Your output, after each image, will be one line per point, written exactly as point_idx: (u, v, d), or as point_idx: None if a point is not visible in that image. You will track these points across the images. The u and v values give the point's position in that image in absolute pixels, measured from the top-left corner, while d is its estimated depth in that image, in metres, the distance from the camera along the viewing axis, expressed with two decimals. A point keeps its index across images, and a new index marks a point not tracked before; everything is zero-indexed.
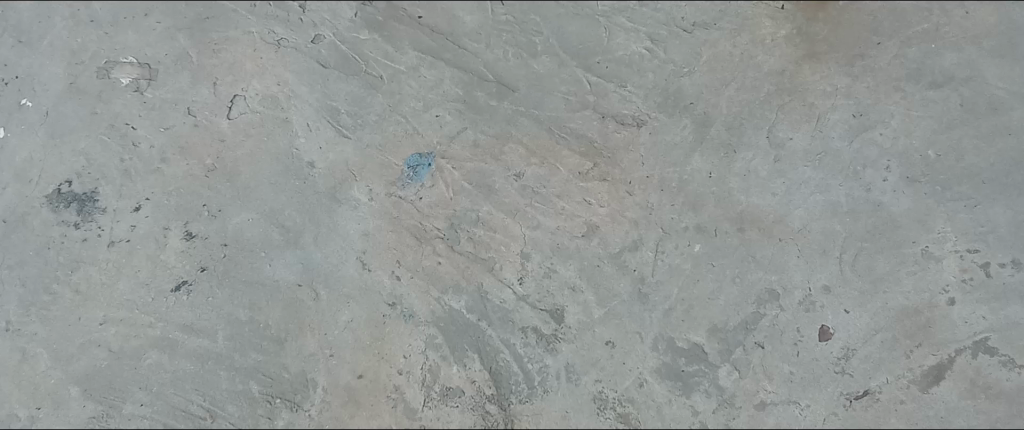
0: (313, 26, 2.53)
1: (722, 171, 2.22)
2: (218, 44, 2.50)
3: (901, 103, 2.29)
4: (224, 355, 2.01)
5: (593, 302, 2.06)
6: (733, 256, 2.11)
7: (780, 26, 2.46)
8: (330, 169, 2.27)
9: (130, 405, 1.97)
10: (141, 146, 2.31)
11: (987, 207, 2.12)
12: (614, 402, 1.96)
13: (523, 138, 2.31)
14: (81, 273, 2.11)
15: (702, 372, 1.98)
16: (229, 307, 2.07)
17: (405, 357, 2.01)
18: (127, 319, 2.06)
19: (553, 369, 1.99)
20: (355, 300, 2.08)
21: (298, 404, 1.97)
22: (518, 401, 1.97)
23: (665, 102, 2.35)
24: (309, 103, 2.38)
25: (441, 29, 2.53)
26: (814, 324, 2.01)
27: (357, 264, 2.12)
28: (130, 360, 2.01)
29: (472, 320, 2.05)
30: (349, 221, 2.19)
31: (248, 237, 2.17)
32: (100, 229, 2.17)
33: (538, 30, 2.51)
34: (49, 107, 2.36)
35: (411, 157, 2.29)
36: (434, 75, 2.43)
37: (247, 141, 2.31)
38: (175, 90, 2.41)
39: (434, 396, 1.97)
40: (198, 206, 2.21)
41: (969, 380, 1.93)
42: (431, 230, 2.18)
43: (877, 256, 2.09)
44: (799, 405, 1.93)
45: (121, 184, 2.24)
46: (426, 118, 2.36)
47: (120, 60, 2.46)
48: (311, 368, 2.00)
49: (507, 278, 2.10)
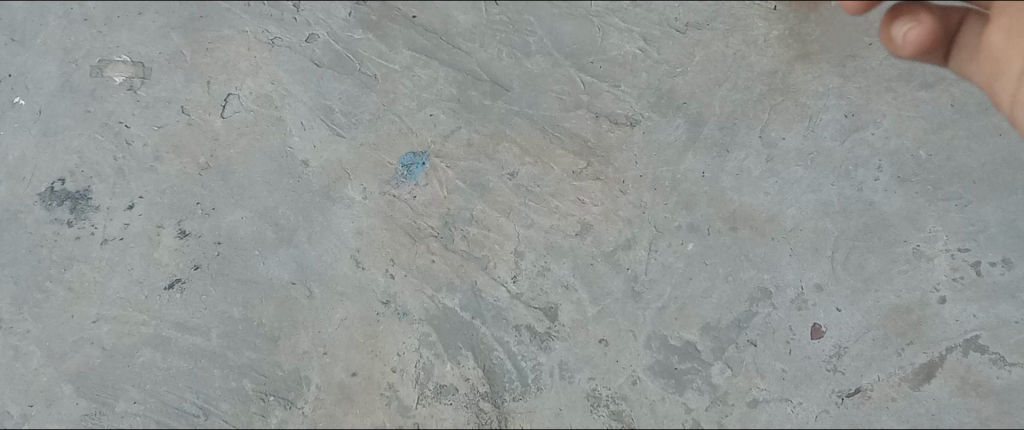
0: (308, 26, 2.54)
1: (715, 170, 2.24)
2: (213, 43, 2.50)
3: (892, 103, 2.30)
4: (218, 353, 2.01)
5: (586, 300, 2.07)
6: (727, 254, 2.12)
7: (772, 27, 2.47)
8: (324, 168, 2.27)
9: (123, 402, 1.95)
10: (135, 144, 2.31)
11: (978, 206, 2.14)
12: (607, 399, 1.96)
13: (516, 137, 2.32)
14: (74, 271, 2.11)
15: (694, 370, 1.99)
16: (223, 305, 2.07)
17: (399, 354, 2.01)
18: (120, 317, 2.05)
19: (547, 367, 1.99)
20: (349, 298, 2.08)
21: (291, 402, 1.96)
22: (512, 399, 1.96)
23: (658, 102, 2.36)
24: (304, 101, 2.39)
25: (436, 29, 2.53)
26: (806, 322, 2.03)
27: (351, 262, 2.13)
28: (123, 358, 2.00)
29: (467, 318, 2.05)
30: (343, 219, 2.19)
31: (243, 234, 2.17)
32: (93, 227, 2.17)
33: (532, 30, 2.52)
34: (42, 106, 2.36)
35: (406, 156, 2.30)
36: (428, 75, 2.43)
37: (241, 140, 2.32)
38: (169, 88, 2.41)
39: (428, 394, 1.96)
40: (193, 204, 2.21)
41: (961, 377, 1.94)
42: (426, 229, 2.18)
43: (869, 254, 2.10)
44: (791, 402, 1.94)
45: (114, 182, 2.24)
46: (420, 117, 2.36)
47: (114, 59, 2.46)
48: (305, 365, 2.00)
49: (501, 276, 2.11)
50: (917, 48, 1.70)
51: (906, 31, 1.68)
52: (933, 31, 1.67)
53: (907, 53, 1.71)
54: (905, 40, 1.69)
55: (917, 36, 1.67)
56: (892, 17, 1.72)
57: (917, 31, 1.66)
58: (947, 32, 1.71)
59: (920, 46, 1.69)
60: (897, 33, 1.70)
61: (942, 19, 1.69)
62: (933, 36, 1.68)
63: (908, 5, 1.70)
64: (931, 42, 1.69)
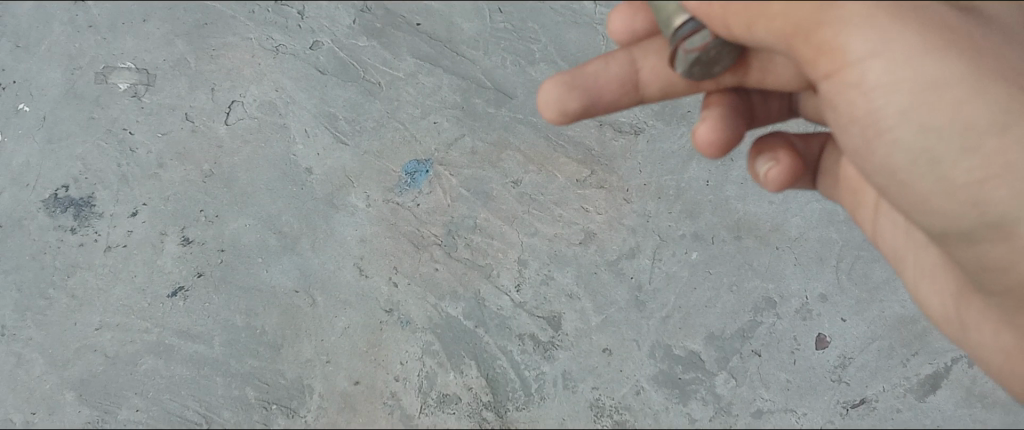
0: (312, 33, 2.54)
1: (719, 178, 2.24)
2: (217, 50, 2.50)
3: None
4: (220, 360, 2.00)
5: (590, 309, 2.07)
6: (731, 263, 2.11)
7: None
8: (328, 176, 2.27)
9: (125, 410, 1.94)
10: (139, 151, 2.31)
11: None
12: (611, 409, 1.95)
13: (520, 146, 2.31)
14: (77, 278, 2.11)
15: (698, 379, 1.98)
16: (225, 313, 2.06)
17: (402, 363, 2.00)
18: (122, 324, 2.05)
19: (550, 376, 1.99)
20: (352, 306, 2.08)
21: (293, 411, 1.94)
22: (515, 409, 1.95)
23: (662, 110, 2.37)
24: (308, 109, 2.39)
25: (440, 36, 2.53)
26: (811, 332, 2.02)
27: (354, 270, 2.13)
28: (126, 365, 1.99)
29: (470, 327, 2.05)
30: (347, 227, 2.19)
31: (246, 241, 2.17)
32: (97, 234, 2.17)
33: (536, 38, 2.53)
34: (46, 112, 2.37)
35: (409, 163, 2.29)
36: (432, 82, 2.43)
37: (245, 147, 2.32)
38: (173, 95, 2.41)
39: (431, 403, 1.95)
40: (196, 211, 2.21)
41: (966, 388, 1.94)
42: (429, 237, 2.18)
43: (873, 264, 2.10)
44: (796, 413, 1.93)
45: (118, 189, 2.24)
46: (424, 125, 2.36)
47: (119, 66, 2.46)
48: (307, 374, 1.99)
49: (505, 284, 2.10)
50: (783, 186, 1.42)
51: (766, 169, 1.40)
52: (797, 167, 1.40)
53: (772, 191, 1.43)
54: (768, 178, 1.40)
55: (781, 175, 1.39)
56: (753, 149, 1.43)
57: (778, 170, 1.39)
58: (808, 162, 1.55)
59: (786, 185, 1.41)
60: (757, 170, 1.42)
61: (802, 150, 1.53)
62: (797, 173, 1.41)
63: (767, 140, 1.42)
64: (796, 178, 1.43)
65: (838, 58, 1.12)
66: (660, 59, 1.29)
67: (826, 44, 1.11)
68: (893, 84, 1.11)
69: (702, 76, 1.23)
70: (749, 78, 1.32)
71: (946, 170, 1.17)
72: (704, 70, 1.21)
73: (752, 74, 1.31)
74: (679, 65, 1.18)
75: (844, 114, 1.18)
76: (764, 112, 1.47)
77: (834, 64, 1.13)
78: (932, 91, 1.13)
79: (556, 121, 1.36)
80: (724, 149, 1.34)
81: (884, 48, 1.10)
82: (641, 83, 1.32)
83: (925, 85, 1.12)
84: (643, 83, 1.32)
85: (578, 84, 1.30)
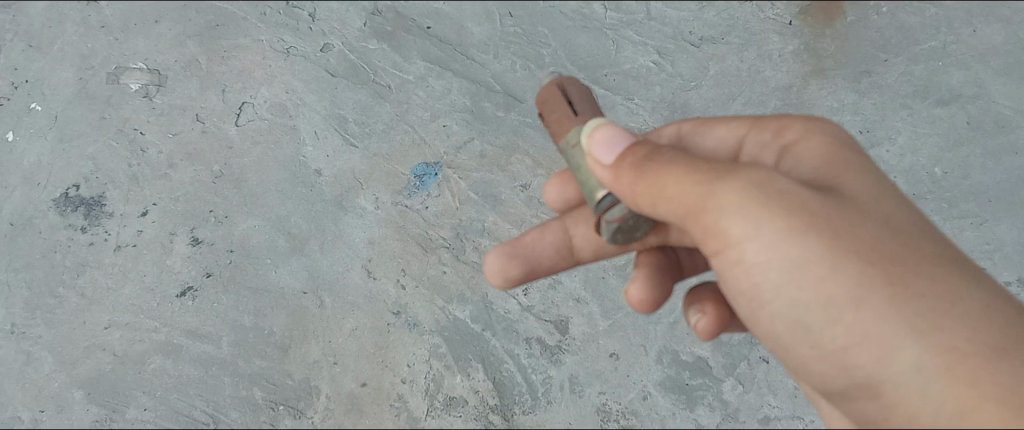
0: (323, 35, 2.55)
1: None
2: (228, 51, 2.52)
3: (906, 120, 2.35)
4: (229, 361, 2.01)
5: (597, 314, 2.07)
6: None
7: (786, 42, 2.51)
8: (338, 177, 2.28)
9: (133, 409, 1.95)
10: (150, 151, 2.32)
11: (993, 225, 2.16)
12: (617, 414, 1.94)
13: (529, 150, 2.32)
14: (87, 277, 2.12)
15: (706, 385, 1.97)
16: (234, 313, 2.07)
17: (409, 365, 2.00)
18: (130, 323, 2.05)
19: (556, 380, 1.98)
20: (359, 308, 2.08)
21: (300, 412, 1.94)
22: (522, 412, 1.95)
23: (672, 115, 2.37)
24: (319, 110, 2.40)
25: (450, 40, 2.54)
26: None
27: (363, 272, 2.14)
28: (134, 365, 2.00)
29: (477, 330, 2.05)
30: (355, 229, 2.20)
31: (256, 242, 2.17)
32: (107, 233, 2.18)
33: (546, 42, 2.54)
34: (59, 111, 2.38)
35: (418, 166, 2.30)
36: (442, 85, 2.44)
37: (256, 148, 2.33)
38: (184, 96, 2.43)
39: (438, 405, 1.95)
40: (206, 211, 2.21)
41: None
42: (437, 239, 2.18)
43: None
44: (803, 420, 1.92)
45: (129, 189, 2.25)
46: (433, 127, 2.36)
47: (131, 66, 2.48)
48: (315, 375, 1.99)
49: (512, 289, 2.11)
50: (716, 333, 1.38)
51: (696, 320, 1.37)
52: (727, 315, 1.37)
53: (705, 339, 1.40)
54: (697, 329, 1.37)
55: (710, 326, 1.36)
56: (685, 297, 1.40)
57: (707, 321, 1.36)
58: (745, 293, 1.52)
59: (718, 332, 1.38)
60: (689, 319, 1.39)
61: None
62: (729, 320, 1.38)
63: (697, 288, 1.39)
64: (729, 324, 1.39)
65: (720, 239, 1.08)
66: (589, 226, 1.40)
67: (710, 225, 1.07)
68: (762, 263, 1.06)
69: (627, 239, 1.25)
70: (671, 238, 1.35)
71: (814, 339, 1.08)
72: (627, 236, 1.22)
73: (672, 234, 1.33)
74: (604, 232, 1.22)
75: (732, 287, 1.14)
76: (692, 264, 1.48)
77: (720, 244, 1.09)
78: (801, 272, 1.05)
79: (502, 285, 1.44)
80: (656, 306, 1.39)
81: (754, 231, 1.05)
82: (576, 247, 1.42)
83: (791, 265, 1.05)
84: (577, 247, 1.41)
85: (517, 253, 1.40)
